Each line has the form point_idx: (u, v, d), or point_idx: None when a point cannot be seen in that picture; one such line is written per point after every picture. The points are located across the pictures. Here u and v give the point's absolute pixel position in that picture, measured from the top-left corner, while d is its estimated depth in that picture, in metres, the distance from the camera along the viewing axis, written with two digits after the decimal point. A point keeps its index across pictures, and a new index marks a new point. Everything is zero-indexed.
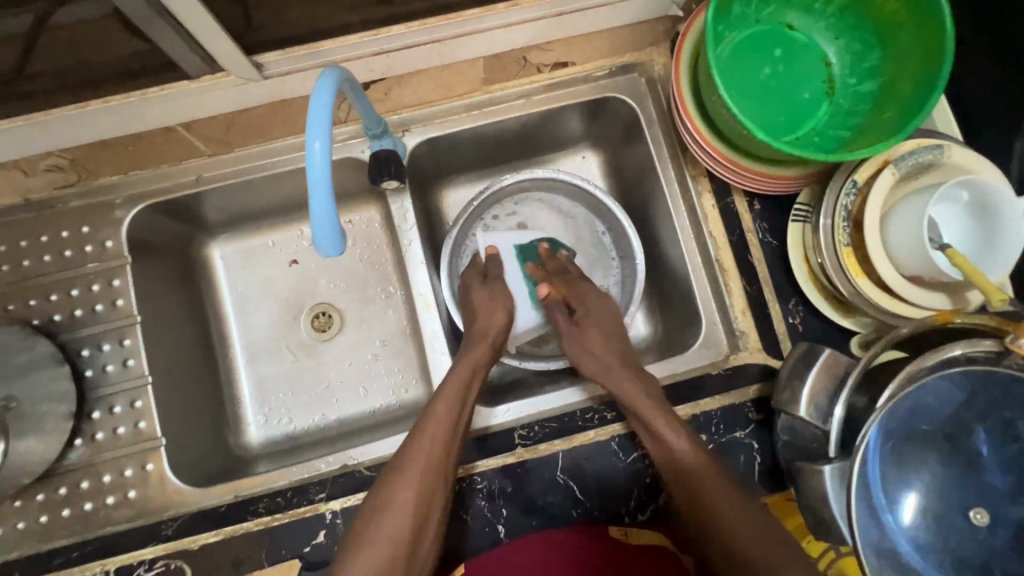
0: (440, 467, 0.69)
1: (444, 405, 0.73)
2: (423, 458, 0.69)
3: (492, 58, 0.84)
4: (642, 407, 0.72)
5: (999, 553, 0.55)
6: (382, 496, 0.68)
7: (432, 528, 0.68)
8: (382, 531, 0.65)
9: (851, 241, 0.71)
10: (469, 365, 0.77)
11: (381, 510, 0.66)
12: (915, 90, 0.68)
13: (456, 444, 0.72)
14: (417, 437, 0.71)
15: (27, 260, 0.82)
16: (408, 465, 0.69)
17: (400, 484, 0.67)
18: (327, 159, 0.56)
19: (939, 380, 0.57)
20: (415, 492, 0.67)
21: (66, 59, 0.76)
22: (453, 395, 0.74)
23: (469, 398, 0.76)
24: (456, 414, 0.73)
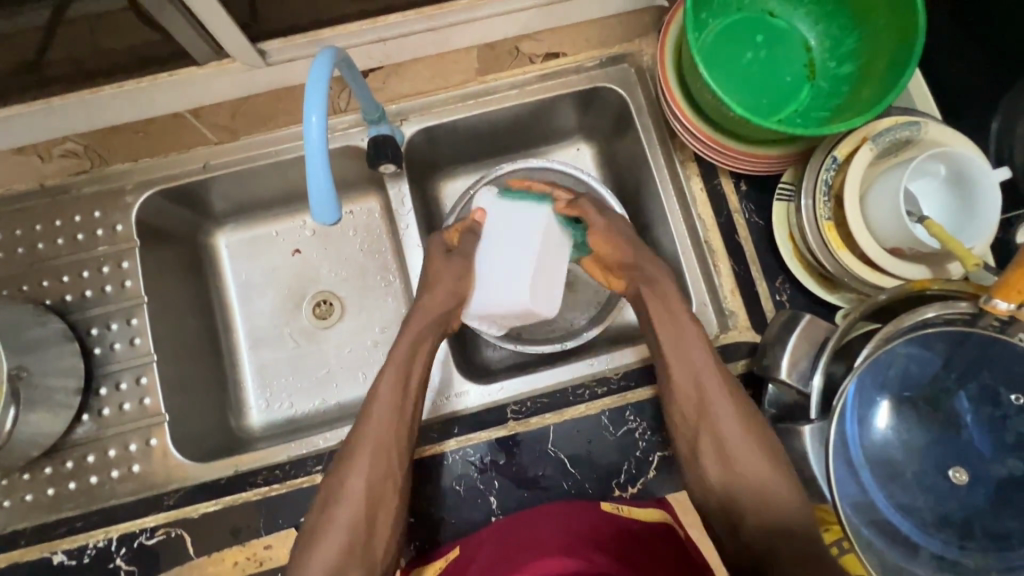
0: (391, 450, 0.71)
1: (385, 390, 0.74)
2: (369, 442, 0.71)
3: (486, 47, 0.86)
4: (711, 399, 0.68)
5: (979, 511, 0.56)
6: (335, 482, 0.70)
7: (390, 506, 0.70)
8: (337, 516, 0.67)
9: (832, 216, 0.73)
10: (405, 345, 0.77)
11: (335, 494, 0.69)
12: (891, 69, 0.71)
13: (405, 423, 0.73)
14: (365, 423, 0.72)
15: (41, 243, 0.85)
16: (356, 450, 0.71)
17: (351, 469, 0.70)
18: (324, 131, 0.59)
19: (912, 343, 0.59)
20: (365, 478, 0.69)
21: (83, 51, 0.81)
22: (394, 374, 0.75)
23: (413, 379, 0.76)
24: (400, 396, 0.74)
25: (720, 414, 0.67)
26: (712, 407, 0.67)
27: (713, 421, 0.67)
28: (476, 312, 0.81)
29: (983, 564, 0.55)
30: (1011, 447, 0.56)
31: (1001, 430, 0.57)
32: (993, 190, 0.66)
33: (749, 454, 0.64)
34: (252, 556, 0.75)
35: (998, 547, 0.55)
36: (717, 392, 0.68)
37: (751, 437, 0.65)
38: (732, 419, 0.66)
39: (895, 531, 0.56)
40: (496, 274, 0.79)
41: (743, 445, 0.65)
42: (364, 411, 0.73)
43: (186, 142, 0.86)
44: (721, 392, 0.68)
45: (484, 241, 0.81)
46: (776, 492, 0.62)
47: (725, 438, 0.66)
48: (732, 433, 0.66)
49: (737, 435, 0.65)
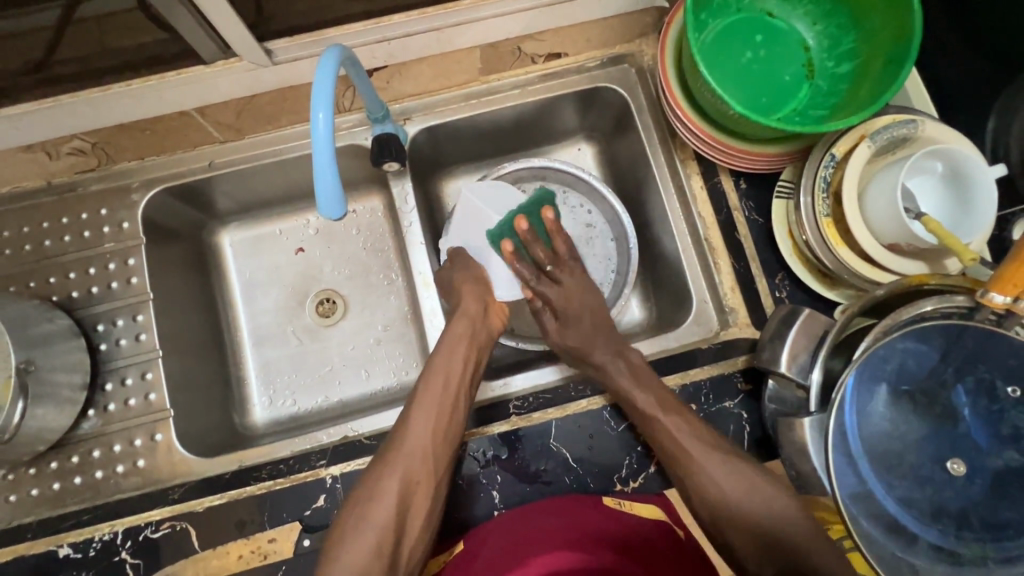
0: (427, 456, 0.71)
1: (428, 392, 0.75)
2: (409, 443, 0.71)
3: (489, 46, 0.87)
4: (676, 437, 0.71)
5: (976, 502, 0.56)
6: (368, 481, 0.70)
7: (421, 512, 0.69)
8: (370, 515, 0.67)
9: (831, 213, 0.74)
10: (455, 351, 0.78)
11: (370, 492, 0.69)
12: (887, 67, 0.72)
13: (450, 428, 0.73)
14: (408, 424, 0.73)
15: (48, 240, 0.86)
16: (396, 450, 0.72)
17: (385, 471, 0.70)
18: (330, 129, 0.60)
19: (911, 337, 0.59)
20: (400, 480, 0.69)
21: (90, 49, 0.81)
22: (440, 379, 0.76)
23: (460, 384, 0.76)
24: (445, 401, 0.74)
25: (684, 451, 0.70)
26: (677, 446, 0.70)
27: (681, 456, 0.70)
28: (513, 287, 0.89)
29: (981, 555, 0.56)
30: (1008, 439, 0.57)
31: (997, 422, 0.57)
32: (990, 186, 0.67)
33: (722, 479, 0.68)
34: (256, 550, 0.76)
35: (995, 537, 0.56)
36: (679, 429, 0.71)
37: (725, 464, 0.69)
38: (700, 450, 0.70)
39: (895, 523, 0.57)
40: (486, 246, 0.87)
41: (717, 469, 0.68)
42: (408, 412, 0.75)
43: (192, 140, 0.87)
44: (680, 430, 0.71)
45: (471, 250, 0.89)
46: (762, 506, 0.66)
47: (694, 462, 0.69)
48: (702, 455, 0.69)
49: (710, 463, 0.69)
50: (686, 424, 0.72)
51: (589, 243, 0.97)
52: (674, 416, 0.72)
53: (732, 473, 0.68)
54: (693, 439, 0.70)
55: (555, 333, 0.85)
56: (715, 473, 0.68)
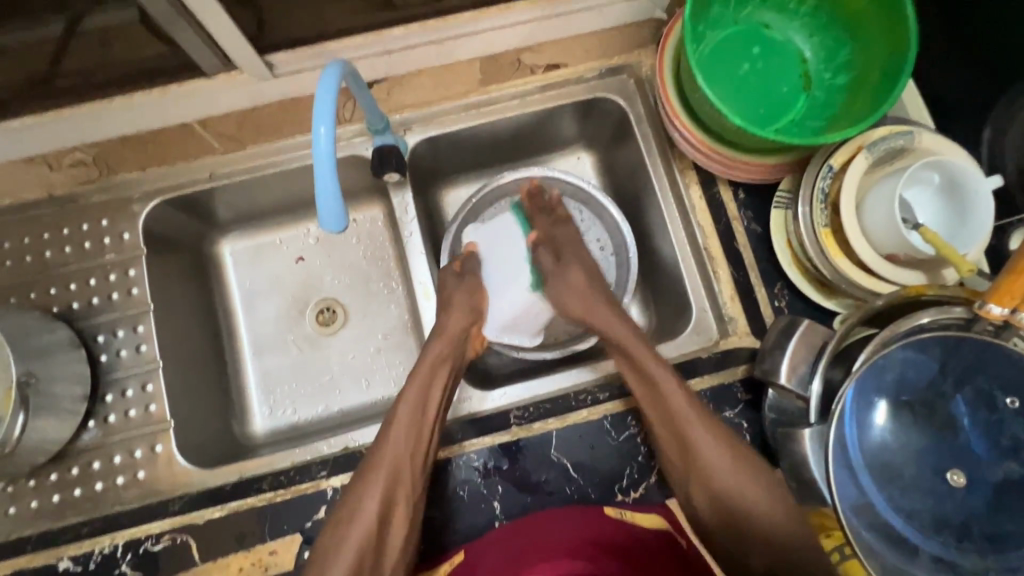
0: (405, 477, 0.71)
1: (405, 412, 0.74)
2: (386, 462, 0.71)
3: (490, 58, 0.89)
4: (692, 427, 0.71)
5: (976, 514, 0.57)
6: (349, 502, 0.71)
7: (399, 530, 0.70)
8: (349, 533, 0.68)
9: (829, 223, 0.74)
10: (433, 369, 0.78)
11: (350, 512, 0.70)
12: (884, 79, 0.72)
13: (424, 447, 0.73)
14: (383, 443, 0.73)
15: (49, 251, 0.87)
16: (372, 469, 0.72)
17: (363, 492, 0.71)
18: (332, 142, 0.61)
19: (908, 348, 0.60)
20: (379, 500, 0.69)
21: (92, 61, 0.82)
22: (415, 400, 0.75)
23: (436, 402, 0.76)
24: (421, 419, 0.74)
25: (696, 440, 0.71)
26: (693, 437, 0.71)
27: (695, 448, 0.71)
28: (496, 324, 0.86)
29: (981, 566, 0.56)
30: (1007, 450, 0.57)
31: (996, 432, 0.58)
32: (986, 198, 0.68)
33: (726, 471, 0.69)
34: (257, 561, 0.76)
35: (995, 549, 0.56)
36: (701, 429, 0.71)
37: (741, 470, 0.69)
38: (709, 439, 0.71)
39: (895, 534, 0.57)
40: (500, 274, 0.88)
41: (721, 459, 0.70)
42: (384, 431, 0.74)
43: (193, 152, 0.87)
44: (696, 419, 0.71)
45: (484, 261, 0.89)
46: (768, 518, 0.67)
47: (705, 467, 0.70)
48: (715, 462, 0.70)
49: (718, 453, 0.70)
50: (709, 424, 0.72)
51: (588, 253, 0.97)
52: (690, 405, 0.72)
53: (744, 481, 0.69)
54: (706, 427, 0.71)
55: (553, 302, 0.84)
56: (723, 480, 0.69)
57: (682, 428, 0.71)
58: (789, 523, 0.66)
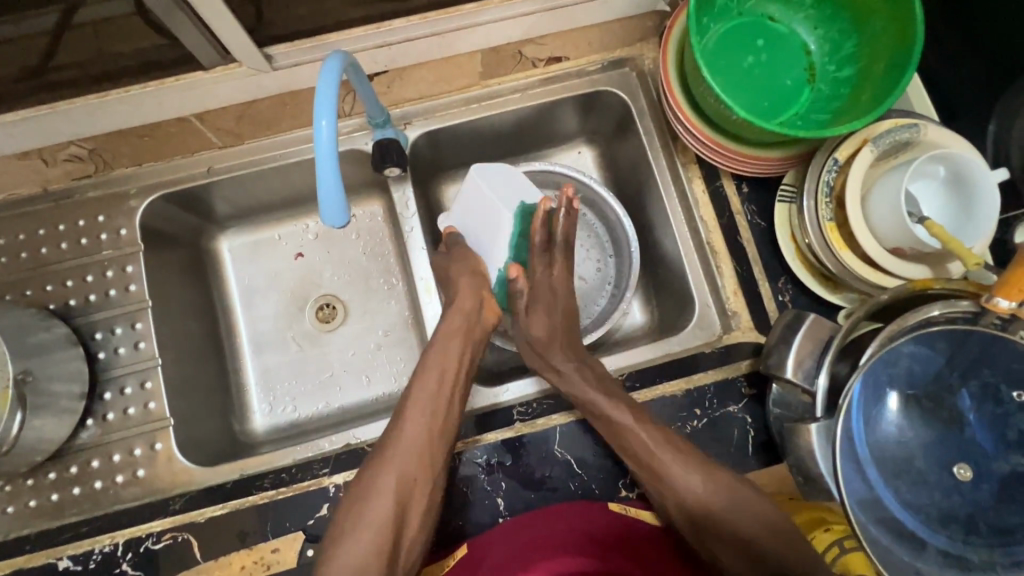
0: (424, 452, 0.70)
1: (423, 385, 0.74)
2: (404, 442, 0.70)
3: (490, 50, 0.86)
4: (661, 459, 0.69)
5: (984, 508, 0.56)
6: (365, 481, 0.69)
7: (419, 507, 0.68)
8: (365, 514, 0.66)
9: (834, 217, 0.74)
10: (447, 343, 0.77)
11: (367, 492, 0.68)
12: (890, 72, 0.72)
13: (443, 424, 0.72)
14: (402, 423, 0.72)
15: (44, 247, 0.85)
16: (389, 450, 0.70)
17: (380, 469, 0.69)
18: (333, 135, 0.59)
19: (916, 342, 0.59)
20: (396, 477, 0.68)
21: (85, 53, 0.80)
22: (433, 372, 0.75)
23: (454, 377, 0.75)
24: (438, 394, 0.73)
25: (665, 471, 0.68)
26: (660, 467, 0.68)
27: (658, 467, 0.69)
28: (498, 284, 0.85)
29: (989, 560, 0.56)
30: (1014, 444, 0.57)
31: (1002, 426, 0.57)
32: (992, 191, 0.67)
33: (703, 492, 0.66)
34: (259, 560, 0.75)
35: (1002, 543, 0.56)
36: (660, 445, 0.69)
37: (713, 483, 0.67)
38: (679, 465, 0.68)
39: (902, 528, 0.57)
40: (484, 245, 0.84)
41: (694, 482, 0.67)
42: (402, 411, 0.73)
43: (190, 146, 0.86)
44: (663, 451, 0.69)
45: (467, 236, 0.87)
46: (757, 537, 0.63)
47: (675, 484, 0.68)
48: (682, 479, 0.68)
49: (680, 470, 0.68)
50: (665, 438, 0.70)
51: (590, 250, 0.97)
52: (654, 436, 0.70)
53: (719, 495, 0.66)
54: (673, 456, 0.69)
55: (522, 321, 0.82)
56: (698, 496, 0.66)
57: (648, 463, 0.69)
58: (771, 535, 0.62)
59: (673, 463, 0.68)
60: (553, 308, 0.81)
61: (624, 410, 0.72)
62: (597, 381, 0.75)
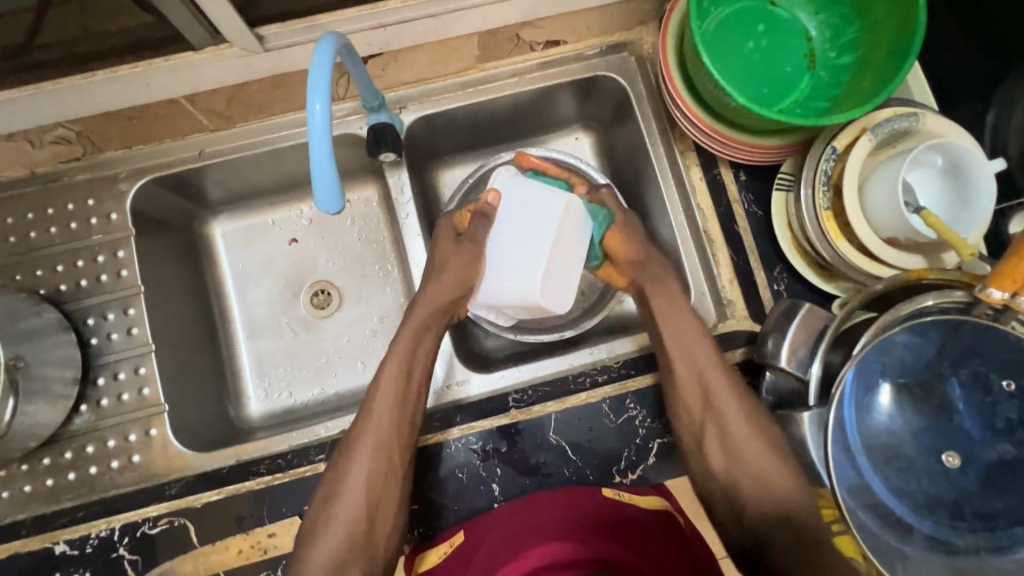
0: (389, 451, 0.72)
1: (385, 387, 0.75)
2: (368, 442, 0.72)
3: (486, 34, 0.83)
4: (726, 407, 0.73)
5: (970, 494, 0.58)
6: (334, 480, 0.73)
7: (389, 503, 0.72)
8: (336, 514, 0.70)
9: (830, 206, 0.74)
10: (411, 348, 0.78)
11: (335, 491, 0.72)
12: (890, 59, 0.71)
13: (406, 424, 0.74)
14: (363, 430, 0.74)
15: (33, 231, 0.84)
16: (353, 450, 0.73)
17: (347, 470, 0.72)
18: (328, 119, 0.58)
19: (910, 331, 0.60)
20: (362, 478, 0.71)
21: (68, 30, 0.78)
22: (395, 372, 0.76)
23: (412, 384, 0.76)
24: (401, 396, 0.75)
25: (732, 424, 0.73)
26: (724, 413, 0.73)
27: (713, 400, 0.74)
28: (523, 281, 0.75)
29: (974, 545, 0.57)
30: (1002, 431, 0.58)
31: (991, 415, 0.58)
32: (989, 181, 0.67)
33: (760, 451, 0.71)
34: (256, 544, 0.76)
35: (987, 528, 0.57)
36: (717, 378, 0.75)
37: (751, 422, 0.72)
38: (732, 406, 0.73)
39: (890, 514, 0.58)
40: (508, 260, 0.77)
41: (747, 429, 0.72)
42: (362, 416, 0.74)
43: (181, 129, 0.85)
44: (730, 394, 0.74)
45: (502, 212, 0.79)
46: (777, 485, 0.70)
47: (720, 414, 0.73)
48: (728, 406, 0.73)
49: (730, 401, 0.73)
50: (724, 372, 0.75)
51: None
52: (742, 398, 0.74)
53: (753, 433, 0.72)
54: (726, 387, 0.74)
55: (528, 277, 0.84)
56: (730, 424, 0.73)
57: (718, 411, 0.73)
58: (786, 481, 0.70)
59: (740, 416, 0.73)
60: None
61: (704, 341, 0.77)
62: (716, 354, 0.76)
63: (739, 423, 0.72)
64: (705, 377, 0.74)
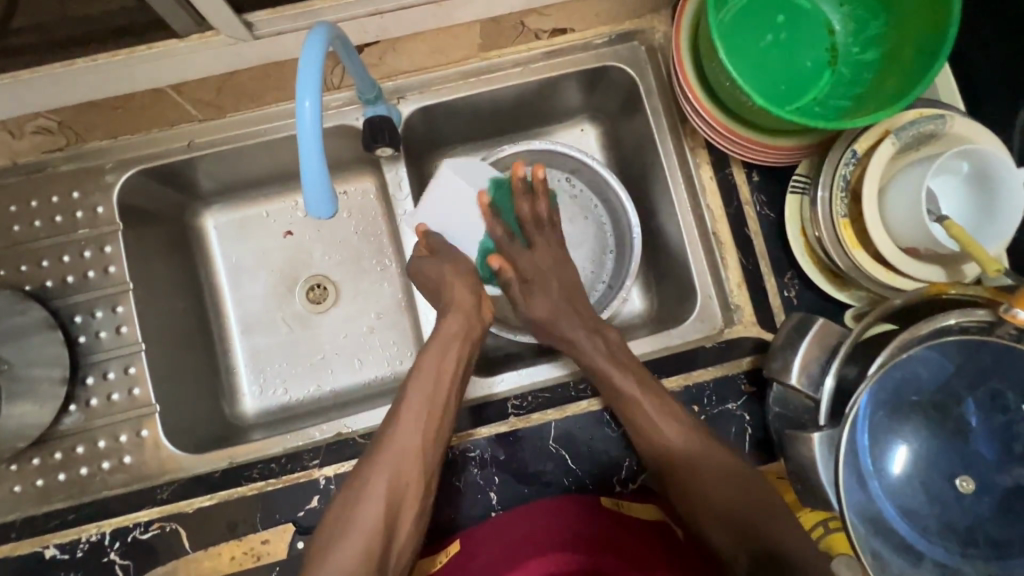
0: (419, 453, 0.68)
1: (419, 385, 0.71)
2: (397, 444, 0.68)
3: (490, 22, 0.79)
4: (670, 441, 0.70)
5: (983, 519, 0.56)
6: (354, 483, 0.67)
7: (411, 511, 0.66)
8: (357, 519, 0.63)
9: (848, 213, 0.70)
10: (444, 349, 0.73)
11: (357, 494, 0.65)
12: (918, 57, 0.67)
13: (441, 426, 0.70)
14: (395, 424, 0.69)
15: (18, 225, 0.81)
16: (380, 452, 0.68)
17: (372, 471, 0.67)
18: (319, 118, 0.55)
19: (929, 350, 0.58)
20: (388, 481, 0.66)
21: (49, 11, 0.74)
22: (432, 370, 0.72)
23: (450, 380, 0.72)
24: (436, 395, 0.71)
25: (685, 456, 0.69)
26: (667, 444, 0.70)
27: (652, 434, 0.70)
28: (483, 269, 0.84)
29: (984, 572, 0.56)
30: (1019, 456, 0.56)
31: (1008, 438, 0.56)
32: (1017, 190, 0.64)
33: (718, 482, 0.66)
34: (249, 551, 0.75)
35: (999, 555, 0.55)
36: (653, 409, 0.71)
37: (701, 450, 0.69)
38: (676, 434, 0.70)
39: (900, 539, 0.56)
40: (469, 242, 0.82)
41: (702, 458, 0.68)
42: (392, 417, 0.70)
43: (169, 120, 0.81)
44: (669, 423, 0.70)
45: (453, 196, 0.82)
46: (748, 517, 0.64)
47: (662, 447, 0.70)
48: (673, 438, 0.70)
49: (672, 433, 0.70)
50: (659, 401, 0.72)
51: (586, 239, 0.94)
52: (682, 429, 0.70)
53: (708, 462, 0.68)
54: (664, 418, 0.71)
55: (528, 278, 0.80)
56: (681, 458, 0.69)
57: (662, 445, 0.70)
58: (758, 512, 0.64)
59: (690, 447, 0.69)
60: (548, 285, 0.80)
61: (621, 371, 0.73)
62: (635, 382, 0.72)
63: (681, 453, 0.69)
64: (631, 405, 0.72)
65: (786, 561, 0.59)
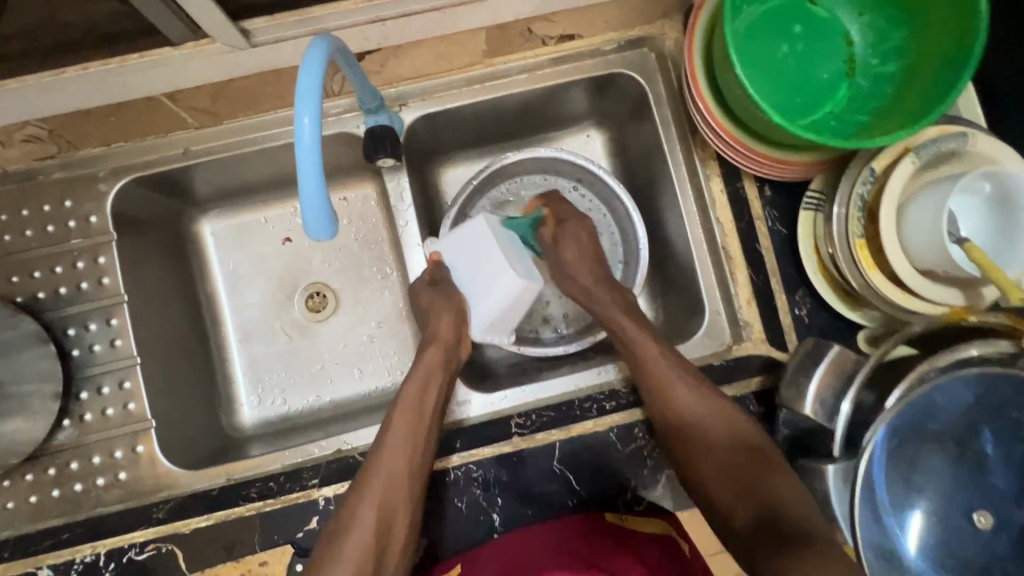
0: (405, 479, 0.66)
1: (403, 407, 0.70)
2: (381, 471, 0.66)
3: (496, 28, 0.78)
4: (684, 403, 0.68)
5: (1000, 556, 0.54)
6: (344, 512, 0.65)
7: (399, 537, 0.64)
8: (345, 548, 0.62)
9: (864, 232, 0.68)
10: (426, 373, 0.72)
11: (347, 523, 0.64)
12: (941, 71, 0.65)
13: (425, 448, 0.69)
14: (380, 452, 0.68)
15: (8, 234, 0.79)
16: (365, 481, 0.67)
17: (359, 499, 0.65)
18: (318, 134, 0.53)
19: (951, 381, 0.56)
20: (376, 509, 0.64)
21: (36, 13, 0.71)
22: (412, 393, 0.71)
23: (432, 404, 0.71)
24: (418, 418, 0.69)
25: (696, 417, 0.68)
26: (683, 405, 0.68)
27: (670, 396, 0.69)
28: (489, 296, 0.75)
29: None
30: None
31: None
32: None
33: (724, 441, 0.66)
34: (246, 572, 0.73)
35: None
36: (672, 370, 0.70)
37: (711, 410, 0.68)
38: (692, 396, 0.68)
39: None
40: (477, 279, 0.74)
41: (709, 416, 0.68)
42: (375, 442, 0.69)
43: (163, 127, 0.78)
44: (684, 385, 0.69)
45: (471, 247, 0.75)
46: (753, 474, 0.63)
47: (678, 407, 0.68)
48: (688, 400, 0.68)
49: (687, 393, 0.69)
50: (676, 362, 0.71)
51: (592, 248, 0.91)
52: (692, 387, 0.69)
53: (716, 419, 0.68)
54: (681, 380, 0.69)
55: (552, 247, 0.79)
56: (694, 419, 0.68)
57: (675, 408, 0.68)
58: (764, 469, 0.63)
59: (700, 408, 0.68)
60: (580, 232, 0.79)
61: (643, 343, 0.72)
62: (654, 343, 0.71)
63: (688, 411, 0.68)
64: (652, 366, 0.70)
65: (784, 513, 0.58)
